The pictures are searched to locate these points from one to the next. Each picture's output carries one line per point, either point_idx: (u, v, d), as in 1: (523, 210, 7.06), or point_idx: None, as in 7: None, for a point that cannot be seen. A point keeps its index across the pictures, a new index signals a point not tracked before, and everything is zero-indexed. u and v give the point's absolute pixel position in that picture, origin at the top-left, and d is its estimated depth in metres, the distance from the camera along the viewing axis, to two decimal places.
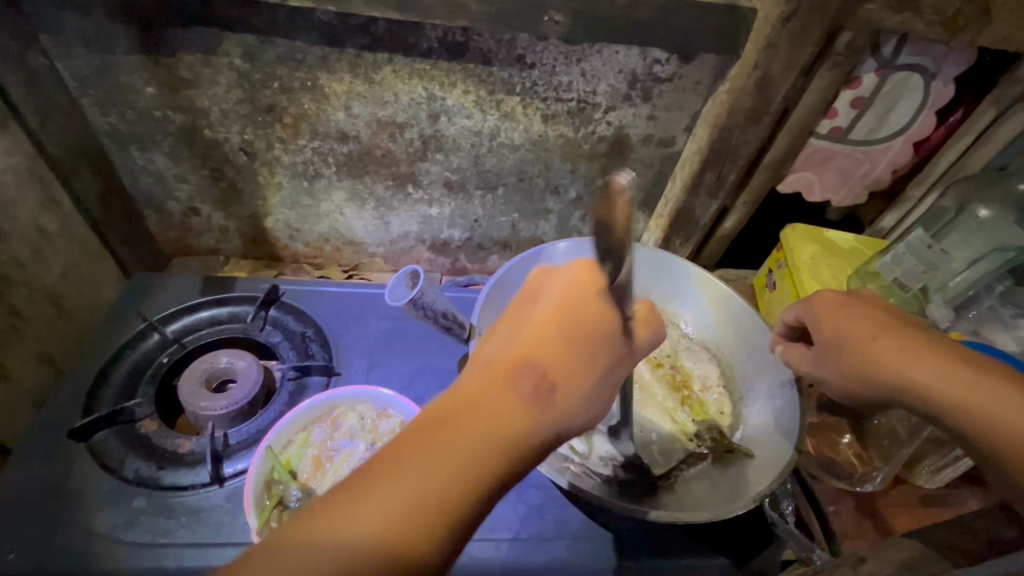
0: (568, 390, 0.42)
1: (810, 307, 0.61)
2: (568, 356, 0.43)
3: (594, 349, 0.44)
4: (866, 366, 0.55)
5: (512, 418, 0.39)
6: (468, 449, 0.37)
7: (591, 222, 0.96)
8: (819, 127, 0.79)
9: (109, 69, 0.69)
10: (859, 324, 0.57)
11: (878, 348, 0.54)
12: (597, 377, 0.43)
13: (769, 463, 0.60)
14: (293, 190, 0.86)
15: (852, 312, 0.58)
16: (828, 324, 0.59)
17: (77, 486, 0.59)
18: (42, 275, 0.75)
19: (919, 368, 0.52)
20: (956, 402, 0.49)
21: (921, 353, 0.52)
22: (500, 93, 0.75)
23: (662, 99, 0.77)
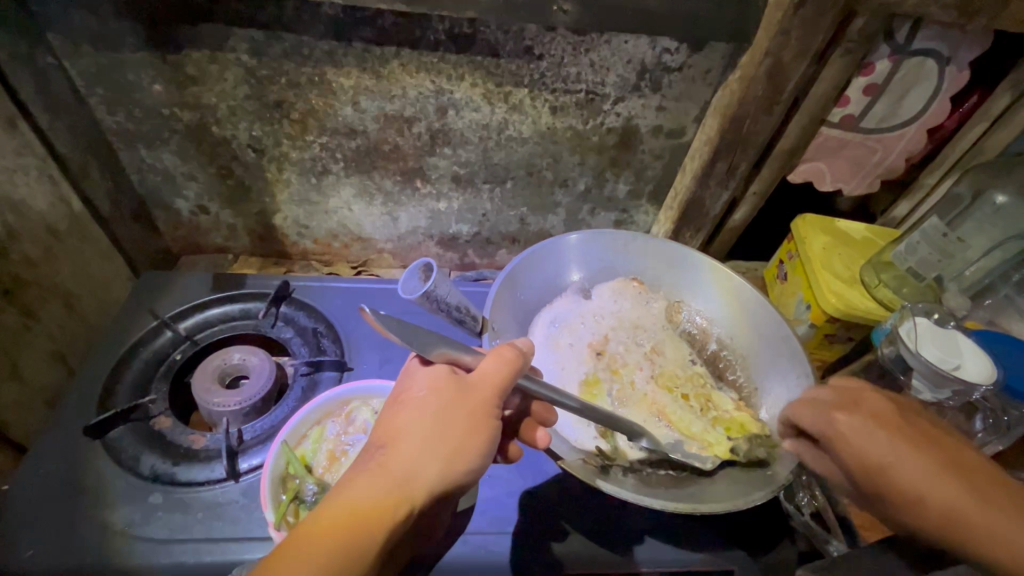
0: (421, 460, 0.43)
1: (828, 418, 0.50)
2: (410, 434, 0.44)
3: (453, 412, 0.44)
4: (911, 508, 0.44)
5: (355, 530, 0.39)
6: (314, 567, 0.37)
7: (599, 215, 0.95)
8: (831, 115, 0.78)
9: (117, 66, 0.69)
10: (897, 453, 0.45)
11: (919, 483, 0.43)
12: (453, 444, 0.44)
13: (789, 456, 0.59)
14: (301, 186, 0.86)
15: (886, 432, 0.47)
16: (855, 451, 0.47)
17: (93, 483, 0.59)
18: (54, 274, 0.75)
19: (986, 523, 0.40)
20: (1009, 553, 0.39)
21: (984, 499, 0.41)
22: (507, 86, 0.74)
23: (672, 89, 0.76)
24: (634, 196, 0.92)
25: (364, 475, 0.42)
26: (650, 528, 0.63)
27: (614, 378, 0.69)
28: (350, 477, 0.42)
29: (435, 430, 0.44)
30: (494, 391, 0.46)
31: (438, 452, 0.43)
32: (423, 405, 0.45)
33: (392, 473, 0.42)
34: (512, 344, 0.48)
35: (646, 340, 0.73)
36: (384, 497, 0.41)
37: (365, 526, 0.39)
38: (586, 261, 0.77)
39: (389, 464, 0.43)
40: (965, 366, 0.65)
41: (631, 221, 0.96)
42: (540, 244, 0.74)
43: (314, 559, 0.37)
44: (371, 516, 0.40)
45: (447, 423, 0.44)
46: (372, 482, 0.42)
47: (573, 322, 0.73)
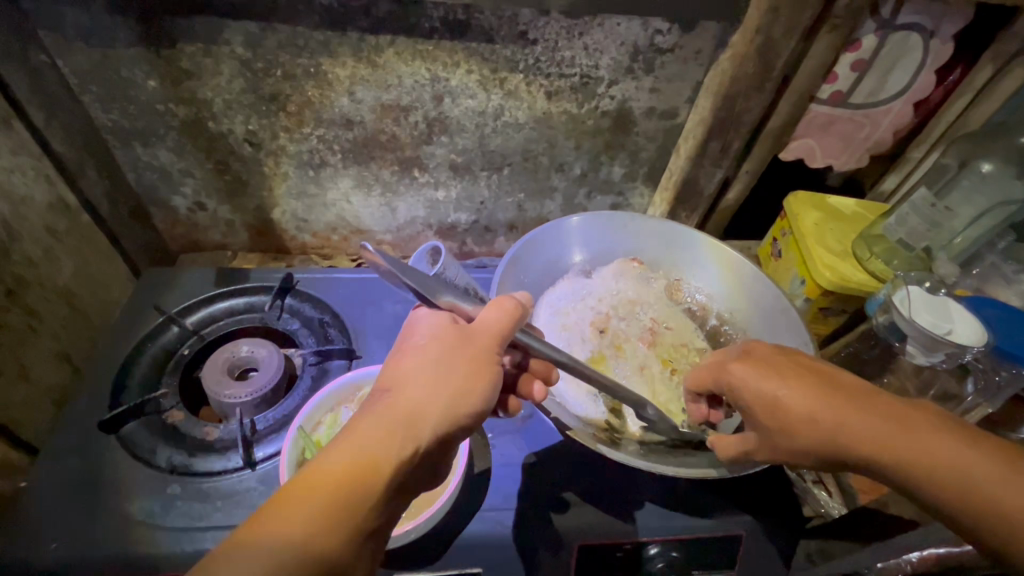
0: (425, 401, 0.44)
1: (728, 374, 0.54)
2: (413, 378, 0.46)
3: (456, 356, 0.47)
4: (805, 435, 0.49)
5: (365, 466, 0.40)
6: (324, 502, 0.38)
7: (596, 199, 0.96)
8: (820, 92, 0.79)
9: (111, 63, 0.69)
10: (793, 391, 0.50)
11: (808, 410, 0.49)
12: (455, 385, 0.46)
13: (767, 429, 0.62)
14: (299, 179, 0.86)
15: (779, 374, 0.51)
16: (762, 399, 0.51)
17: (110, 477, 0.59)
18: (55, 274, 0.75)
19: (868, 430, 0.46)
20: (882, 456, 0.45)
21: (862, 411, 0.47)
22: (503, 72, 0.75)
23: (664, 70, 0.77)
24: (629, 179, 0.93)
25: (371, 417, 0.43)
26: (660, 497, 0.64)
27: (618, 354, 0.70)
28: (355, 423, 0.43)
29: (439, 373, 0.46)
30: (494, 339, 0.49)
31: (441, 393, 0.45)
32: (427, 351, 0.47)
33: (399, 414, 0.43)
34: (510, 295, 0.52)
35: (646, 317, 0.74)
36: (391, 435, 0.42)
37: (372, 466, 0.40)
38: (587, 242, 0.78)
39: (393, 406, 0.44)
40: (955, 331, 0.67)
41: (627, 204, 0.98)
42: (543, 226, 0.75)
43: (323, 496, 0.38)
44: (379, 452, 0.41)
45: (451, 369, 0.46)
46: (378, 426, 0.42)
47: (575, 303, 0.74)
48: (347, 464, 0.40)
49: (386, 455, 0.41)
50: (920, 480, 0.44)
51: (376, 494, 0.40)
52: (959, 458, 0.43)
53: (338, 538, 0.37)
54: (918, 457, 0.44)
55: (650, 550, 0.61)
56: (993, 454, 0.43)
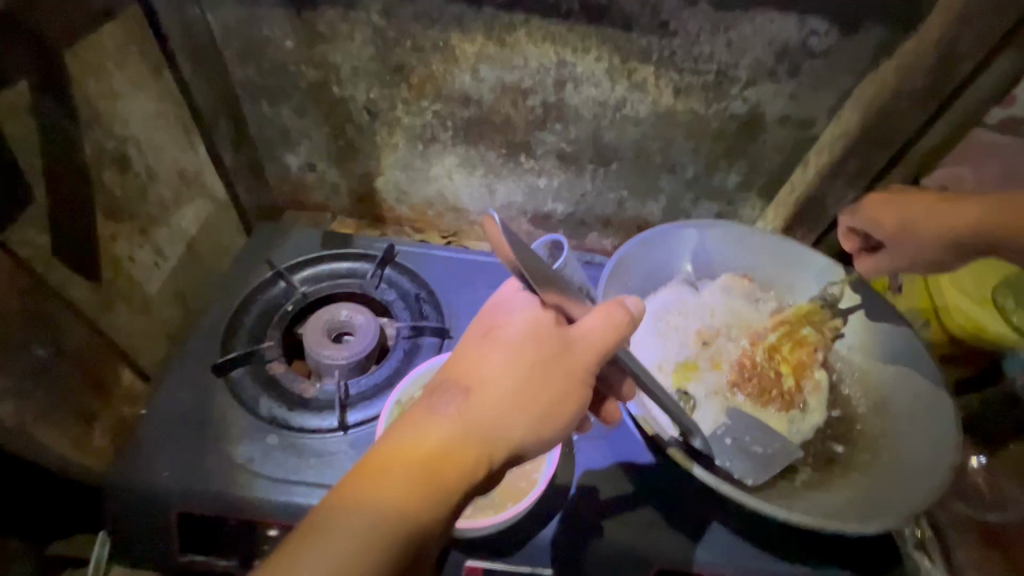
0: (505, 413, 0.44)
1: (869, 210, 0.65)
2: (494, 381, 0.45)
3: (546, 370, 0.45)
4: (944, 232, 0.62)
5: (433, 475, 0.40)
6: (392, 506, 0.38)
7: (703, 205, 0.91)
8: (990, 116, 0.70)
9: (254, 20, 0.71)
10: (920, 206, 0.63)
11: (938, 214, 0.62)
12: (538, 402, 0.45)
13: (889, 480, 0.58)
14: (407, 152, 0.86)
15: (907, 199, 0.63)
16: (906, 222, 0.63)
17: (215, 419, 0.62)
18: (180, 218, 0.79)
19: (972, 212, 0.61)
20: (997, 226, 0.61)
21: (976, 202, 0.61)
22: (634, 62, 0.71)
23: (811, 76, 0.71)
24: (744, 188, 0.87)
25: (447, 417, 0.43)
26: (749, 533, 0.60)
27: (714, 370, 0.67)
28: (430, 417, 0.43)
29: (522, 385, 0.45)
30: (595, 353, 0.47)
31: (522, 409, 0.44)
32: (520, 354, 0.46)
33: (473, 420, 0.43)
34: (624, 305, 0.49)
35: (748, 334, 0.70)
36: (467, 445, 0.42)
37: (440, 478, 0.40)
38: (697, 249, 0.73)
39: (468, 407, 0.43)
40: None
41: (735, 214, 0.92)
42: (658, 227, 0.72)
43: (390, 501, 0.38)
44: (452, 459, 0.41)
45: (540, 379, 0.45)
46: (450, 429, 0.42)
47: (677, 311, 0.71)
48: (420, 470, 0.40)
49: (457, 468, 0.41)
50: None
51: (442, 508, 0.40)
52: None
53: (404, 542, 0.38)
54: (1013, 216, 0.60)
55: None
56: None
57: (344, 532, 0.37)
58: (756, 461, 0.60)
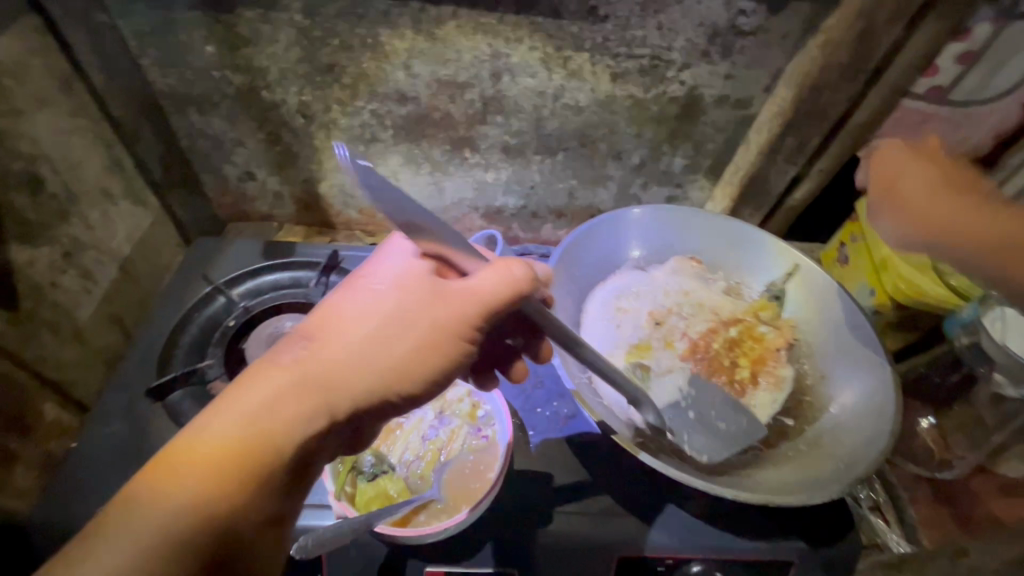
0: (352, 366, 0.44)
1: (886, 154, 0.68)
2: (342, 331, 0.45)
3: (403, 322, 0.46)
4: (920, 210, 0.62)
5: (267, 427, 0.40)
6: (219, 457, 0.38)
7: (652, 190, 0.91)
8: (916, 85, 0.73)
9: (169, 26, 0.68)
10: (926, 180, 0.63)
11: (930, 198, 0.62)
12: (394, 353, 0.45)
13: (835, 449, 0.58)
14: (349, 154, 0.84)
15: (921, 161, 0.65)
16: (898, 176, 0.65)
17: (154, 445, 0.60)
18: (108, 238, 0.75)
19: (956, 206, 0.60)
20: (956, 223, 0.59)
21: (972, 201, 0.60)
22: (568, 50, 0.70)
23: (743, 55, 0.71)
24: (690, 171, 0.88)
25: (288, 368, 0.43)
26: (705, 514, 0.60)
27: (667, 349, 0.68)
28: (272, 367, 0.43)
29: (374, 339, 0.45)
30: (467, 308, 0.46)
31: (375, 362, 0.44)
32: (379, 304, 0.46)
33: (317, 371, 0.43)
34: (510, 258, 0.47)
35: (700, 313, 0.71)
36: (306, 397, 0.42)
37: (269, 429, 0.40)
38: (641, 235, 0.73)
39: (305, 368, 0.43)
40: None
41: (684, 197, 0.92)
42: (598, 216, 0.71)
43: (216, 454, 0.38)
44: (290, 409, 0.41)
45: (395, 331, 0.45)
46: (290, 377, 0.42)
47: (628, 295, 0.71)
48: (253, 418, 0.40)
49: (292, 420, 0.41)
50: (998, 248, 0.56)
51: (273, 461, 0.40)
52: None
53: (224, 506, 0.37)
54: (1002, 237, 0.57)
55: (693, 567, 0.58)
56: None
57: (149, 504, 0.36)
58: (708, 440, 0.60)
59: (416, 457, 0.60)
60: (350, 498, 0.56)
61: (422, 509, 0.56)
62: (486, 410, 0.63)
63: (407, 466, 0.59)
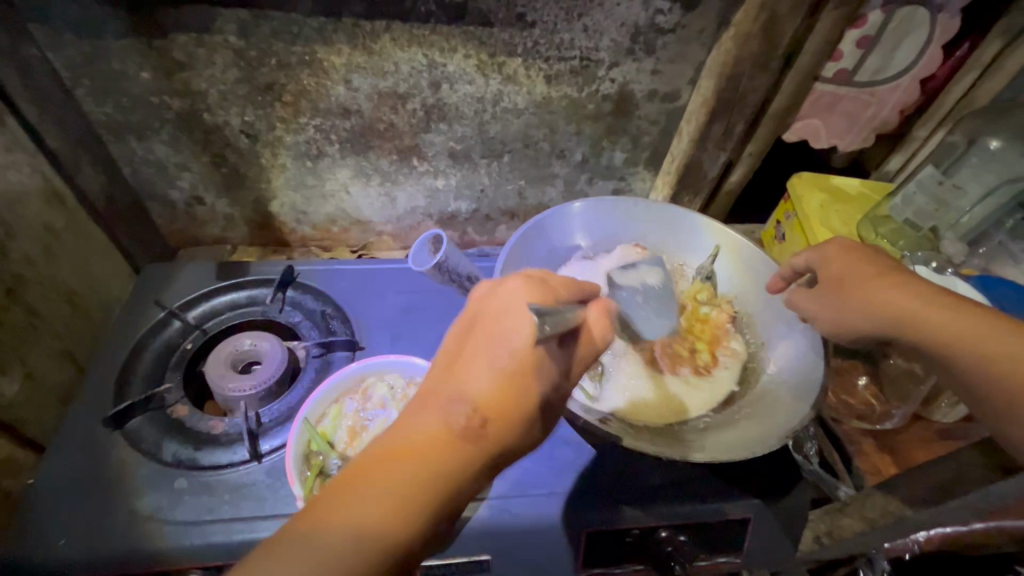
0: (510, 432, 0.40)
1: (823, 253, 0.65)
2: (513, 396, 0.40)
3: (531, 388, 0.41)
4: (868, 304, 0.59)
5: (416, 501, 0.36)
6: (363, 531, 0.34)
7: (597, 184, 0.95)
8: (825, 70, 0.78)
9: (102, 55, 0.68)
10: (888, 283, 0.59)
11: (893, 302, 0.58)
12: (527, 421, 0.41)
13: (775, 404, 0.63)
14: (297, 170, 0.85)
15: (865, 260, 0.62)
16: (840, 277, 0.62)
17: (117, 473, 0.59)
18: (53, 272, 0.74)
19: (901, 300, 0.58)
20: (918, 323, 0.56)
21: (917, 299, 0.57)
22: (501, 56, 0.73)
23: (666, 51, 0.76)
24: (631, 163, 0.92)
25: (465, 425, 0.39)
26: (668, 484, 0.63)
27: (618, 331, 0.72)
28: (446, 424, 0.38)
29: (531, 404, 0.41)
30: (574, 369, 0.45)
31: (503, 428, 0.40)
32: (503, 369, 0.40)
33: (495, 438, 0.39)
34: (613, 315, 0.47)
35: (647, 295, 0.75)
36: (472, 466, 0.38)
37: (424, 503, 0.36)
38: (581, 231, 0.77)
39: (485, 437, 0.39)
40: None
41: (629, 189, 0.96)
42: (534, 221, 0.74)
43: (361, 524, 0.34)
44: (439, 481, 0.37)
45: (521, 399, 0.40)
46: (466, 442, 0.38)
47: None
48: (412, 488, 0.36)
49: (449, 494, 0.37)
50: (904, 324, 0.57)
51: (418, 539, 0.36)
52: (939, 320, 0.55)
53: None
54: (966, 328, 0.54)
55: (659, 534, 0.61)
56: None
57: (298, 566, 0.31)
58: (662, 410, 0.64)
59: None
60: None
61: None
62: None
63: None
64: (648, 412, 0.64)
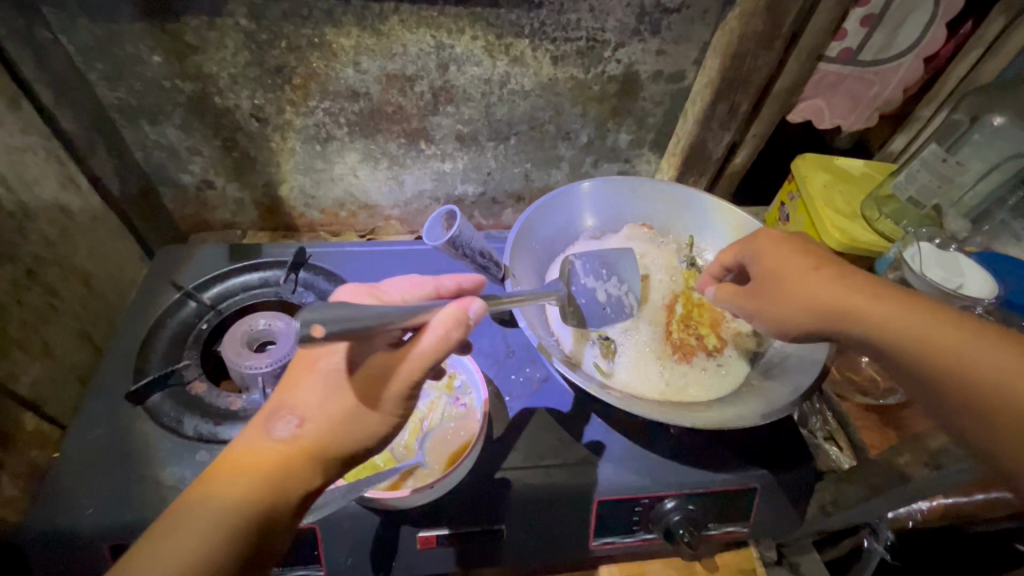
0: (333, 438, 0.46)
1: (756, 244, 0.61)
2: (315, 412, 0.46)
3: (339, 401, 0.46)
4: (803, 297, 0.55)
5: (251, 504, 0.42)
6: (211, 533, 0.40)
7: (603, 167, 0.96)
8: (829, 50, 0.79)
9: (115, 38, 0.68)
10: (820, 274, 0.55)
11: (833, 296, 0.53)
12: (356, 427, 0.46)
13: (783, 377, 0.64)
14: (306, 154, 0.85)
15: (796, 252, 0.58)
16: (774, 268, 0.58)
17: (141, 446, 0.61)
18: (69, 255, 0.75)
19: (837, 293, 0.53)
20: (863, 315, 0.52)
21: (854, 291, 0.53)
22: (509, 37, 0.74)
23: (672, 31, 0.77)
24: (636, 145, 0.93)
25: (293, 436, 0.45)
26: (678, 455, 0.65)
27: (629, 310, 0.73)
28: (254, 445, 0.44)
29: (345, 413, 0.46)
30: (422, 365, 0.45)
31: (318, 437, 0.45)
32: (329, 383, 0.47)
33: (326, 442, 0.45)
34: (466, 308, 0.47)
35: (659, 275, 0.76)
36: (278, 477, 0.43)
37: (261, 503, 0.42)
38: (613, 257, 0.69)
39: (299, 444, 0.45)
40: (966, 285, 0.70)
41: (633, 171, 0.97)
42: (572, 285, 0.68)
43: (208, 524, 0.41)
44: (257, 491, 0.42)
45: (347, 409, 0.46)
46: (273, 453, 0.44)
47: None
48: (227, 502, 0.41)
49: (283, 493, 0.43)
50: (847, 321, 0.52)
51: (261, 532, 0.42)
52: (880, 314, 0.51)
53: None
54: (909, 323, 0.49)
55: (667, 505, 0.63)
56: (977, 329, 0.47)
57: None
58: (670, 385, 0.66)
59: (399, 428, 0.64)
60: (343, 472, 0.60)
61: (410, 475, 0.58)
62: (462, 379, 0.67)
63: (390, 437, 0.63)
64: (656, 392, 0.65)
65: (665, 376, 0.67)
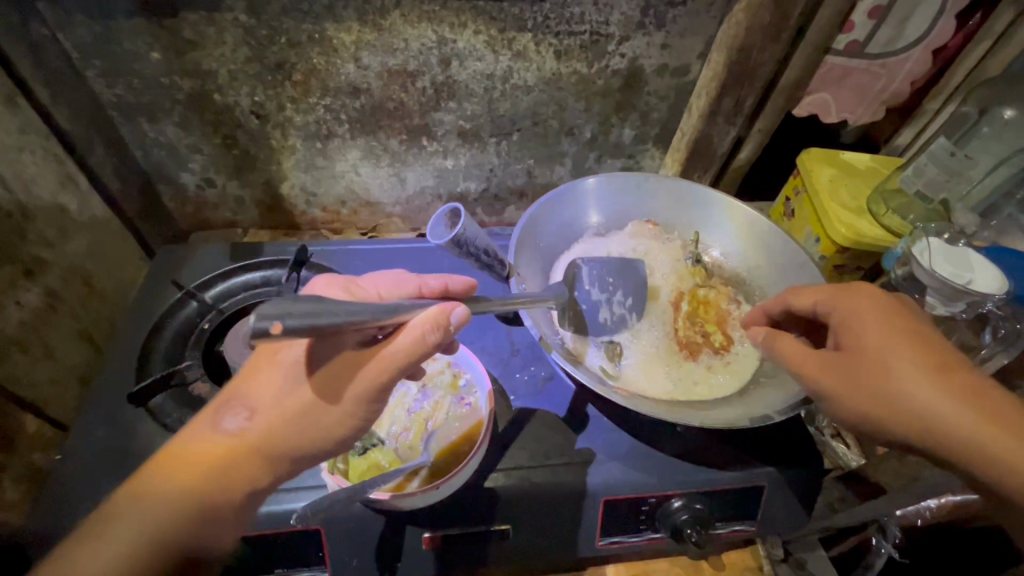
0: (289, 437, 0.46)
1: (848, 308, 0.53)
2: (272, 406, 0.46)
3: (296, 396, 0.46)
4: (883, 385, 0.48)
5: (196, 495, 0.43)
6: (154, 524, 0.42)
7: (606, 163, 0.95)
8: (836, 42, 0.78)
9: (113, 35, 0.68)
10: (913, 364, 0.48)
11: (925, 396, 0.46)
12: (310, 425, 0.46)
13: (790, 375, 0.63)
14: (306, 152, 0.85)
15: (895, 329, 0.50)
16: (858, 343, 0.51)
17: (144, 447, 0.60)
18: (69, 255, 0.74)
19: (928, 391, 0.47)
20: (953, 422, 0.45)
21: (953, 395, 0.46)
22: (511, 32, 0.73)
23: (676, 25, 0.76)
24: (640, 141, 0.92)
25: (247, 429, 0.46)
26: (685, 454, 0.64)
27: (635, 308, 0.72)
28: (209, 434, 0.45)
29: (300, 410, 0.46)
30: (392, 368, 0.46)
31: (271, 432, 0.46)
32: (289, 376, 0.47)
33: (279, 437, 0.46)
34: (452, 312, 0.47)
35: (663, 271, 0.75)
36: (228, 469, 0.44)
37: (206, 495, 0.43)
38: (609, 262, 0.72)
39: (251, 438, 0.45)
40: (976, 280, 0.68)
41: (637, 167, 0.96)
42: (576, 289, 0.69)
43: (152, 515, 0.42)
44: (205, 482, 0.44)
45: (303, 407, 0.46)
46: (226, 444, 0.45)
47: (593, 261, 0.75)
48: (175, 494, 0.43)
49: (232, 488, 0.44)
50: (927, 425, 0.46)
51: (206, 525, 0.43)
52: (976, 430, 0.44)
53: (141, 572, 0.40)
54: (1008, 448, 0.43)
55: (675, 504, 0.62)
56: None
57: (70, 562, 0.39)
58: (676, 383, 0.65)
59: (404, 428, 0.63)
60: (344, 474, 0.59)
61: (415, 476, 0.58)
62: (467, 379, 0.66)
63: (394, 438, 0.62)
64: (663, 390, 0.64)
65: (670, 374, 0.66)
